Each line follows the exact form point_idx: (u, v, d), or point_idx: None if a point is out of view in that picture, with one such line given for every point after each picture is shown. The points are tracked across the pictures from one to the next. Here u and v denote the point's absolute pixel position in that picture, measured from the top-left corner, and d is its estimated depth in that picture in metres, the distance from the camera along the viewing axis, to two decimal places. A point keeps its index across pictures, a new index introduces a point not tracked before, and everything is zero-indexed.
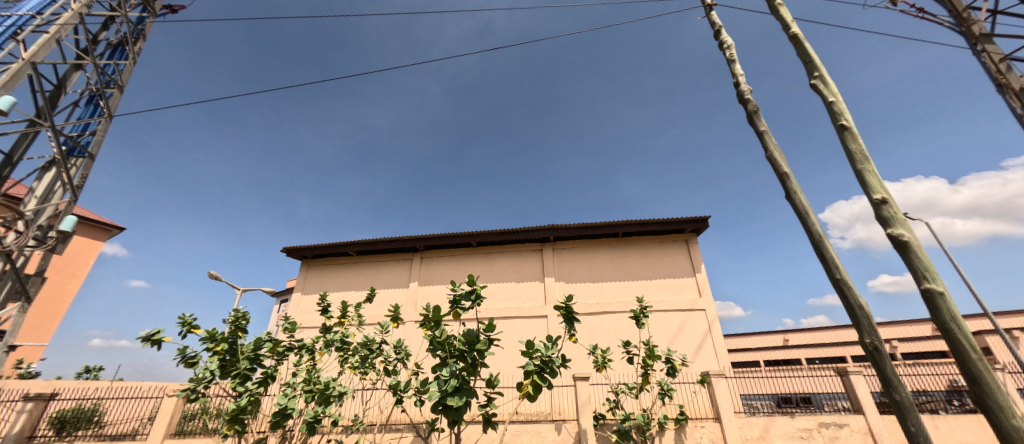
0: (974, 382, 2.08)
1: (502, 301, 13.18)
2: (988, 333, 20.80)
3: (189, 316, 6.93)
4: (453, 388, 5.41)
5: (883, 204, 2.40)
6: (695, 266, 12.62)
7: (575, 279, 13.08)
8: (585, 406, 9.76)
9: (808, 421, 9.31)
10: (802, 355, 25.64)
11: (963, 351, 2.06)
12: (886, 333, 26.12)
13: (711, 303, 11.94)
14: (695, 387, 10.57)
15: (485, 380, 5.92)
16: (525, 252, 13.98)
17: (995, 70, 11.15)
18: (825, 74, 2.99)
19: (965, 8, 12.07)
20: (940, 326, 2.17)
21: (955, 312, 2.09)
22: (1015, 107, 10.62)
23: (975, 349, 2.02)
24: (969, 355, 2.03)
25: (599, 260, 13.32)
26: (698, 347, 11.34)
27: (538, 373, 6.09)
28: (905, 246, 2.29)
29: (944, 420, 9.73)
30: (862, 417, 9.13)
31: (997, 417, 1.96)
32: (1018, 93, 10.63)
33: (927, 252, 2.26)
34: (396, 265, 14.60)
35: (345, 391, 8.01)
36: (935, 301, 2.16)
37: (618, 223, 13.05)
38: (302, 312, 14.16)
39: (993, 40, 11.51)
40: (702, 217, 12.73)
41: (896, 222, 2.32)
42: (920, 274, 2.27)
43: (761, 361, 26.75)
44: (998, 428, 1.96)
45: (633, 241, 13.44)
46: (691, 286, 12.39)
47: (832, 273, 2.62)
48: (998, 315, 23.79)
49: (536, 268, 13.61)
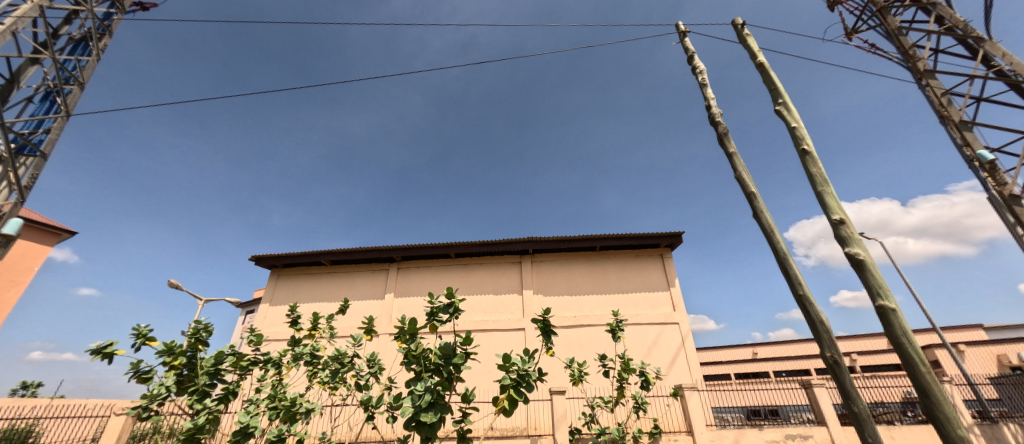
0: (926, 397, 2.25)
1: (480, 313, 13.04)
2: (937, 346, 22.11)
3: (145, 327, 6.50)
4: (428, 403, 5.28)
5: (841, 224, 2.59)
6: (669, 280, 12.94)
7: (553, 291, 13.14)
8: (562, 420, 9.69)
9: (775, 433, 9.56)
10: (771, 367, 26.49)
11: (914, 364, 2.21)
12: (846, 346, 27.31)
13: (685, 316, 12.24)
14: (669, 400, 10.74)
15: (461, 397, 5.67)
16: (504, 264, 13.94)
17: (938, 103, 12.11)
18: (788, 101, 3.21)
19: (911, 46, 13.17)
20: (893, 340, 2.33)
21: (905, 328, 2.25)
22: (955, 137, 11.56)
23: (925, 363, 2.16)
24: (919, 369, 2.18)
25: (578, 274, 13.42)
26: (672, 360, 11.53)
27: (514, 387, 6.01)
28: (861, 264, 2.44)
29: (899, 431, 10.13)
30: (825, 428, 9.44)
31: (944, 428, 2.11)
32: (958, 124, 11.56)
33: (880, 271, 2.43)
34: (372, 275, 14.24)
35: (313, 408, 7.63)
36: (887, 317, 2.32)
37: (597, 237, 13.20)
38: (269, 324, 13.58)
39: (936, 75, 12.56)
40: (676, 232, 13.10)
41: (853, 242, 2.50)
42: (874, 290, 2.43)
43: (732, 374, 27.38)
44: (947, 439, 2.10)
45: (611, 254, 13.66)
46: (665, 300, 12.67)
47: (796, 289, 2.77)
48: (946, 330, 25.43)
49: (514, 280, 13.59)
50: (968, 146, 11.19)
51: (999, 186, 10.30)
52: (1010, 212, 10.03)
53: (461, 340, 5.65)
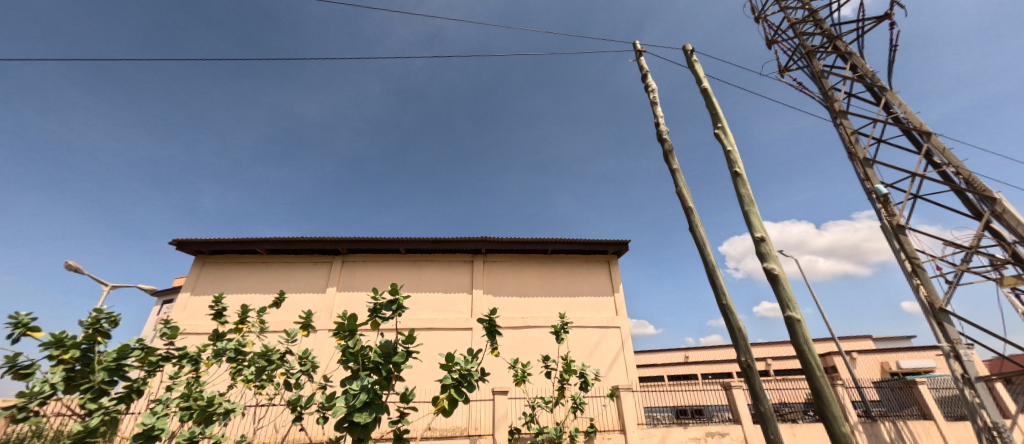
0: (821, 400, 2.56)
1: (427, 311, 12.76)
2: (835, 353, 25.16)
3: (27, 315, 5.59)
4: (363, 403, 5.07)
5: (761, 241, 2.92)
6: (614, 286, 13.54)
7: (503, 292, 13.20)
8: (502, 420, 9.77)
9: (698, 431, 10.32)
10: (699, 370, 28.62)
11: (812, 369, 2.52)
12: (763, 351, 30.21)
13: (626, 321, 12.87)
14: (605, 400, 11.21)
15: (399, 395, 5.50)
16: (455, 263, 13.77)
17: (848, 141, 13.83)
18: (726, 126, 3.54)
19: (830, 88, 14.90)
20: (797, 347, 2.65)
21: (807, 336, 2.60)
22: (859, 172, 13.27)
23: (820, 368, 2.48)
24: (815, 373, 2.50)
25: (528, 276, 13.61)
26: (611, 362, 12.05)
27: (455, 386, 5.95)
28: (776, 277, 2.77)
29: (800, 428, 11.38)
30: (739, 426, 10.38)
31: (832, 425, 2.42)
32: (862, 161, 13.28)
33: (790, 284, 2.74)
34: (313, 267, 13.41)
35: (233, 409, 6.99)
36: (793, 326, 2.65)
37: (549, 241, 13.47)
38: (188, 316, 12.29)
39: (848, 116, 14.32)
40: (623, 240, 13.71)
41: (770, 257, 2.85)
42: (784, 302, 2.73)
43: (665, 376, 29.15)
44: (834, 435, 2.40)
45: (561, 258, 14.01)
46: (609, 304, 13.24)
47: (720, 297, 3.07)
48: (843, 339, 29.03)
49: (465, 279, 13.48)
50: (868, 180, 12.90)
51: (889, 217, 11.98)
52: (896, 239, 11.68)
53: (402, 337, 5.46)
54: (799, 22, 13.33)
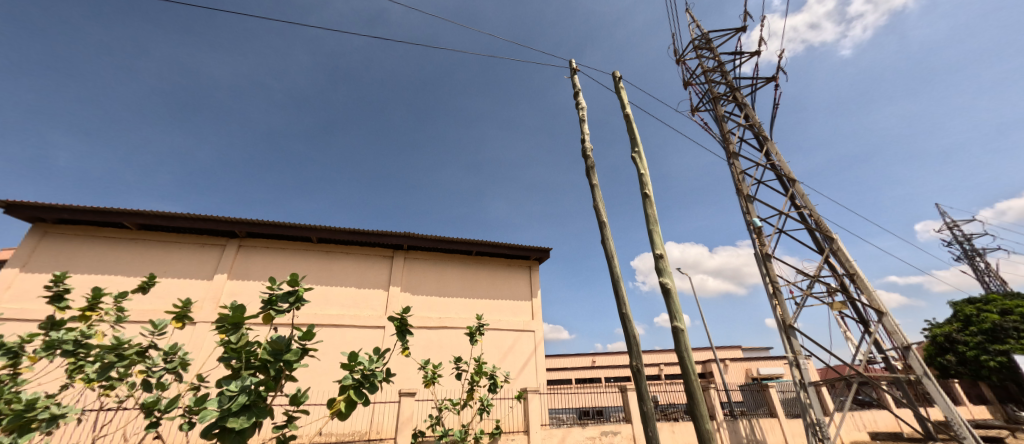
0: (692, 391, 4.77)
1: (335, 307, 11.84)
2: (712, 360, 28.93)
3: None
4: (242, 407, 4.23)
5: (660, 259, 4.98)
6: (532, 291, 13.98)
7: (422, 291, 12.80)
8: (406, 424, 9.44)
9: (594, 431, 11.06)
10: (603, 374, 30.69)
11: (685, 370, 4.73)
12: (657, 358, 33.44)
13: (541, 325, 13.36)
14: (512, 402, 11.45)
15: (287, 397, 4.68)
16: (373, 257, 12.99)
17: (737, 178, 16.15)
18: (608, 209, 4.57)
19: (727, 132, 17.26)
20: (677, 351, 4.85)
21: (684, 339, 4.76)
22: (742, 205, 15.56)
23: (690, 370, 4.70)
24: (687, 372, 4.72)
25: (449, 276, 13.41)
26: (522, 365, 12.38)
27: (354, 388, 5.43)
28: (666, 286, 4.91)
29: (678, 426, 12.87)
30: (630, 425, 11.38)
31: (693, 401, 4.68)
32: (746, 197, 15.60)
33: (674, 300, 4.77)
34: (199, 250, 11.59)
35: (63, 416, 5.58)
36: (677, 332, 4.78)
37: (474, 242, 13.40)
38: (10, 298, 9.75)
39: (739, 158, 16.72)
40: (545, 248, 14.19)
41: (665, 274, 4.93)
42: (673, 314, 4.79)
43: (573, 379, 30.33)
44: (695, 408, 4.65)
45: (484, 261, 14.03)
46: (526, 309, 13.62)
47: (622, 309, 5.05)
48: (720, 348, 33.51)
49: (382, 275, 12.79)
50: (748, 213, 15.20)
51: (761, 246, 14.23)
52: (764, 265, 13.89)
53: (299, 331, 4.75)
54: (711, 70, 15.24)
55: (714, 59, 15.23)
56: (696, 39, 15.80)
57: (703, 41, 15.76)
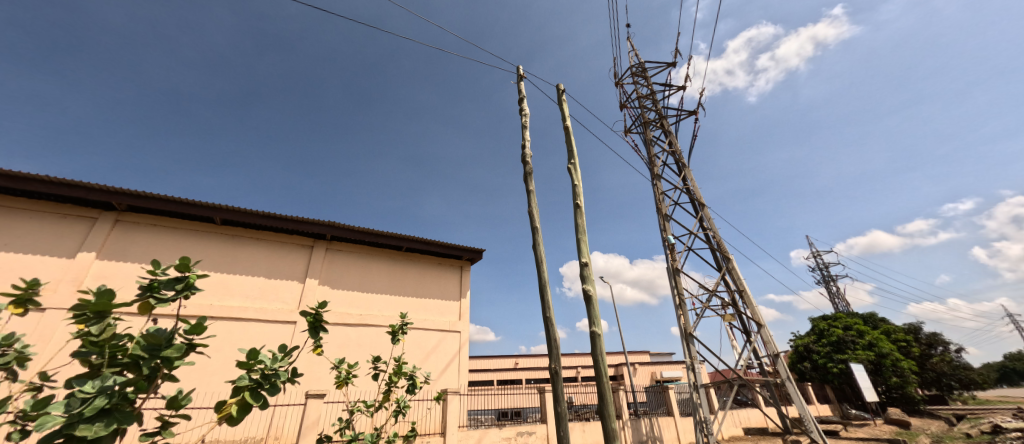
0: (603, 394, 5.26)
1: (238, 298, 10.61)
2: (623, 363, 31.06)
3: None
4: (102, 411, 2.81)
5: (584, 267, 5.30)
6: (462, 292, 13.84)
7: (343, 285, 12.01)
8: (311, 427, 8.77)
9: (511, 431, 11.22)
10: (524, 376, 31.29)
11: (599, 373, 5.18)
12: (575, 361, 34.94)
13: (467, 326, 13.29)
14: (430, 403, 11.20)
15: (161, 400, 3.38)
16: (289, 245, 11.89)
17: (658, 198, 17.60)
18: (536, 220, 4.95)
19: (654, 155, 18.73)
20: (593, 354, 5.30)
21: (600, 345, 5.19)
22: (661, 223, 16.98)
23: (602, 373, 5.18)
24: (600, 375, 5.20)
25: (375, 271, 12.75)
26: (444, 366, 12.17)
27: (251, 389, 4.11)
28: (588, 294, 5.21)
29: (589, 425, 13.58)
30: (544, 426, 11.73)
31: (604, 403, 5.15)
32: (664, 215, 17.05)
33: (594, 308, 5.14)
34: (62, 222, 9.66)
35: None
36: (594, 337, 5.19)
37: (405, 238, 12.88)
38: None
39: (661, 179, 18.24)
40: (479, 249, 14.11)
41: (589, 282, 5.24)
42: (592, 321, 5.18)
43: (495, 381, 30.48)
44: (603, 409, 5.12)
45: (414, 257, 13.56)
46: (454, 309, 13.44)
47: (547, 313, 5.22)
48: (631, 353, 36.08)
49: (298, 265, 11.75)
50: (665, 230, 16.65)
51: (673, 260, 15.65)
52: (674, 278, 15.29)
53: (193, 321, 3.30)
54: (643, 96, 16.49)
55: (647, 86, 16.50)
56: (633, 66, 17.01)
57: (639, 68, 17.02)
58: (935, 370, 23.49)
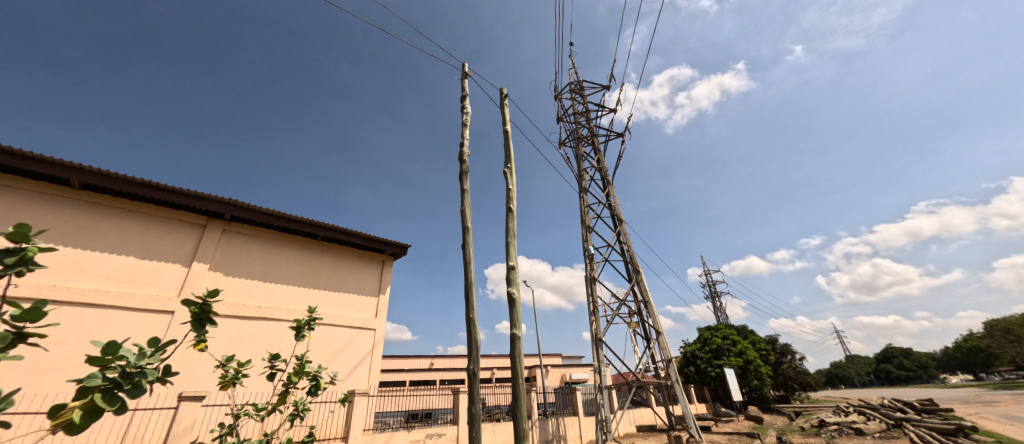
0: (517, 395, 5.26)
1: (95, 280, 8.80)
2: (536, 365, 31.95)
3: None
4: None
5: (511, 270, 5.27)
6: (380, 288, 13.09)
7: (240, 273, 10.62)
8: (183, 435, 7.56)
9: (419, 434, 10.79)
10: (437, 377, 30.60)
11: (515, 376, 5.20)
12: (491, 362, 35.06)
13: (383, 324, 12.60)
14: (334, 406, 10.41)
15: None
16: (175, 222, 10.21)
17: (583, 210, 18.47)
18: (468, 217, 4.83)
19: (582, 169, 19.62)
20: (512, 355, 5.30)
21: (519, 348, 5.21)
22: (583, 233, 17.84)
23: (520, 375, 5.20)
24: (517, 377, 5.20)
25: (282, 259, 11.49)
26: (354, 366, 11.37)
27: (104, 390, 3.26)
28: (513, 297, 5.19)
29: (499, 426, 13.62)
30: (455, 427, 11.48)
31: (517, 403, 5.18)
32: (587, 226, 17.94)
33: (517, 310, 5.13)
34: None
35: None
36: (515, 340, 5.19)
37: (322, 226, 11.80)
38: None
39: (587, 192, 19.16)
40: (403, 244, 13.45)
41: (514, 285, 5.21)
42: (514, 323, 5.17)
43: (406, 382, 29.35)
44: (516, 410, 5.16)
45: (331, 248, 12.50)
46: (370, 305, 12.64)
47: (469, 313, 5.08)
48: (544, 356, 37.28)
49: (185, 246, 10.13)
50: (587, 240, 17.52)
51: (591, 269, 16.50)
52: (590, 285, 16.12)
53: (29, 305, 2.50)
54: (579, 112, 17.18)
55: (583, 104, 17.22)
56: (572, 82, 17.64)
57: (577, 85, 17.70)
58: (784, 374, 27.89)
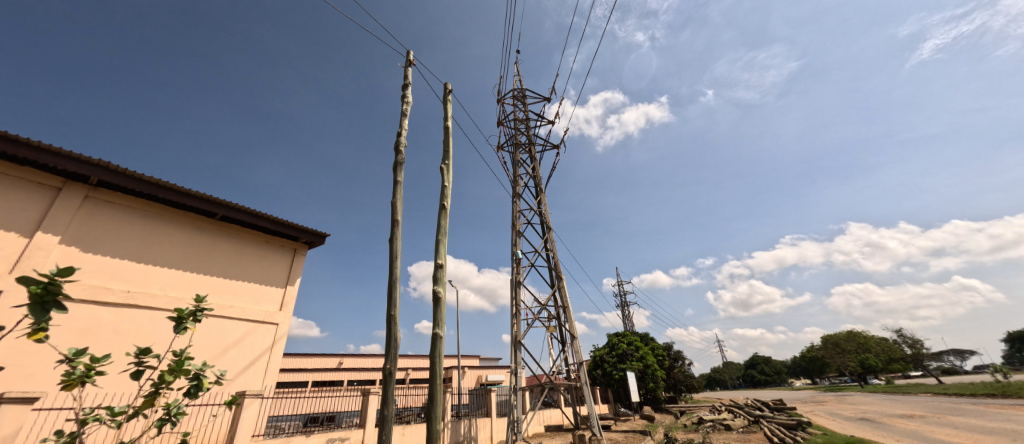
0: (433, 398, 5.04)
1: None
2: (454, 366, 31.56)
3: None
4: None
5: (439, 268, 5.04)
6: (289, 279, 11.88)
7: (106, 250, 8.92)
8: None
9: (319, 438, 9.95)
10: (346, 377, 28.74)
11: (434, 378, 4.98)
12: (407, 363, 33.83)
13: (287, 319, 11.45)
14: (217, 410, 9.14)
15: None
16: (18, 181, 8.26)
17: (515, 215, 18.63)
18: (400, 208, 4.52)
19: (518, 175, 19.81)
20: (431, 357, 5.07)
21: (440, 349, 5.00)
22: (513, 238, 18.00)
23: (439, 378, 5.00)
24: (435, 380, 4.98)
25: (166, 238, 9.89)
26: (247, 364, 10.15)
27: None
28: (437, 296, 4.99)
29: (409, 429, 13.12)
30: (361, 431, 10.72)
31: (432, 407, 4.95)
32: (517, 232, 18.13)
33: (442, 310, 4.93)
34: None
35: None
36: (436, 340, 4.98)
37: (222, 204, 10.39)
38: None
39: (520, 199, 19.38)
40: (320, 233, 12.36)
41: (440, 283, 5.01)
42: (436, 323, 4.96)
43: (309, 382, 27.14)
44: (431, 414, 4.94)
45: (232, 230, 11.06)
46: (274, 297, 11.41)
47: (390, 311, 4.79)
48: (462, 357, 37.00)
49: (30, 212, 8.23)
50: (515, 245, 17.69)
51: (516, 273, 16.71)
52: (514, 289, 16.33)
53: None
54: (519, 119, 17.35)
55: (524, 112, 17.44)
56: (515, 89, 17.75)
57: (520, 93, 17.89)
58: (675, 377, 30.90)
